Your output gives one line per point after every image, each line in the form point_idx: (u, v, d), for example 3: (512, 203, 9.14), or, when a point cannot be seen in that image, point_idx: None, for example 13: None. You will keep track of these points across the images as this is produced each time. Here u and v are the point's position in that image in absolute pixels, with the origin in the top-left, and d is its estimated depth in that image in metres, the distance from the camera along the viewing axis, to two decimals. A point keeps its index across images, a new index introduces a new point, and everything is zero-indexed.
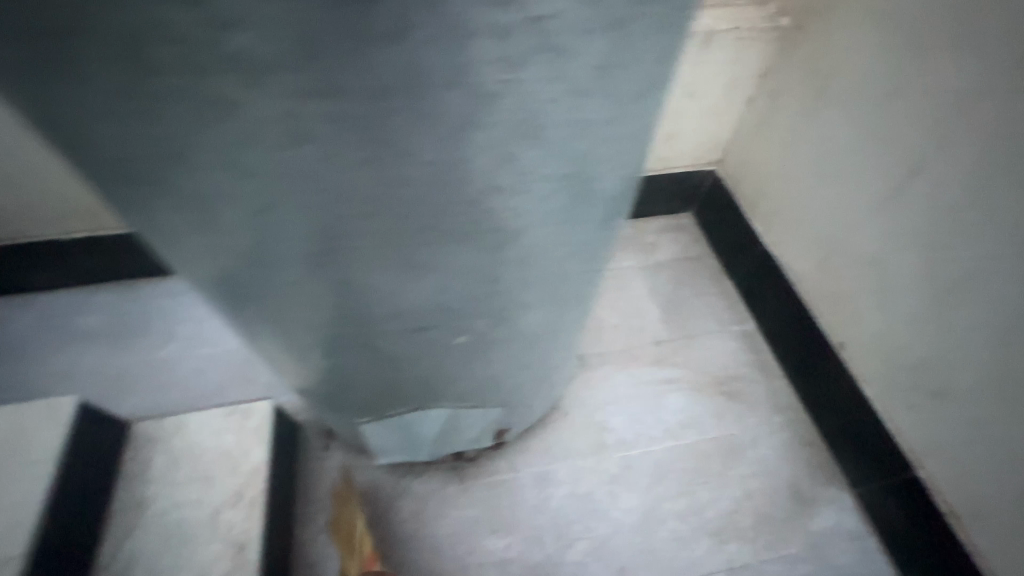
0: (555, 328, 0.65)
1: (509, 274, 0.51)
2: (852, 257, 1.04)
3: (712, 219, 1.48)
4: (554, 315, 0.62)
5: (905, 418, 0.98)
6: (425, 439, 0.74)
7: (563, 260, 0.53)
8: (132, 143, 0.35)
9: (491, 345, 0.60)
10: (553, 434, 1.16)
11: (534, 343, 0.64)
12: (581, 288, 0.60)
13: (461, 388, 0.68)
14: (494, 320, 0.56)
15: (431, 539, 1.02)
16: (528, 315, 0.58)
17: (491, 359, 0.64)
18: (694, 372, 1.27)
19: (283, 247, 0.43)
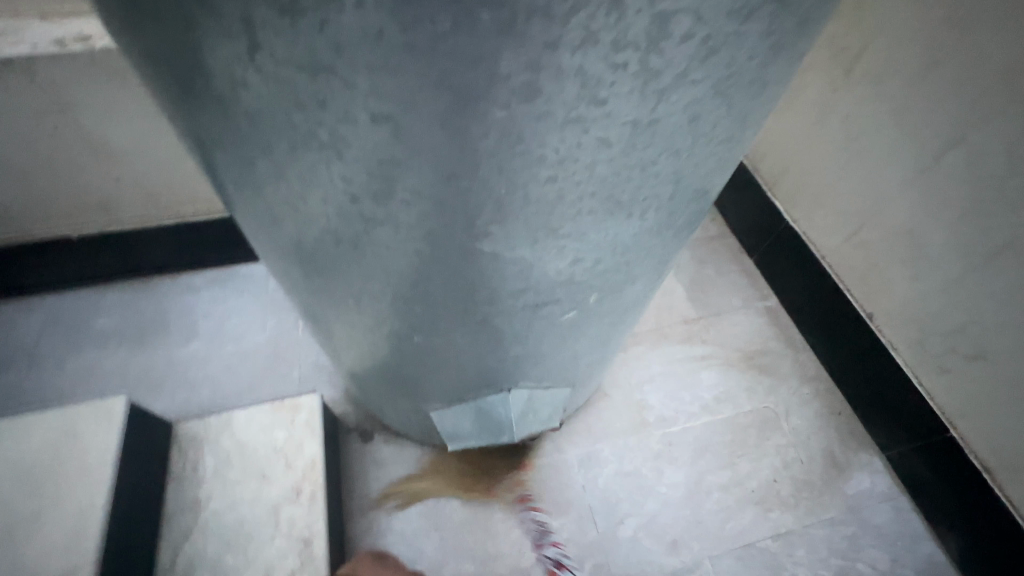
0: (640, 305, 0.65)
1: (634, 250, 0.46)
2: (884, 230, 1.07)
3: (729, 199, 1.51)
4: (648, 290, 0.60)
5: (938, 382, 1.02)
6: (504, 422, 0.73)
7: (679, 232, 0.50)
8: (257, 128, 0.31)
9: (591, 322, 0.57)
10: (594, 415, 1.16)
11: (620, 320, 0.64)
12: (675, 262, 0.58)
13: (543, 369, 0.67)
14: (603, 297, 0.52)
15: (484, 524, 1.02)
16: (631, 292, 0.55)
17: (581, 338, 0.62)
18: (723, 349, 1.29)
19: (402, 240, 0.38)
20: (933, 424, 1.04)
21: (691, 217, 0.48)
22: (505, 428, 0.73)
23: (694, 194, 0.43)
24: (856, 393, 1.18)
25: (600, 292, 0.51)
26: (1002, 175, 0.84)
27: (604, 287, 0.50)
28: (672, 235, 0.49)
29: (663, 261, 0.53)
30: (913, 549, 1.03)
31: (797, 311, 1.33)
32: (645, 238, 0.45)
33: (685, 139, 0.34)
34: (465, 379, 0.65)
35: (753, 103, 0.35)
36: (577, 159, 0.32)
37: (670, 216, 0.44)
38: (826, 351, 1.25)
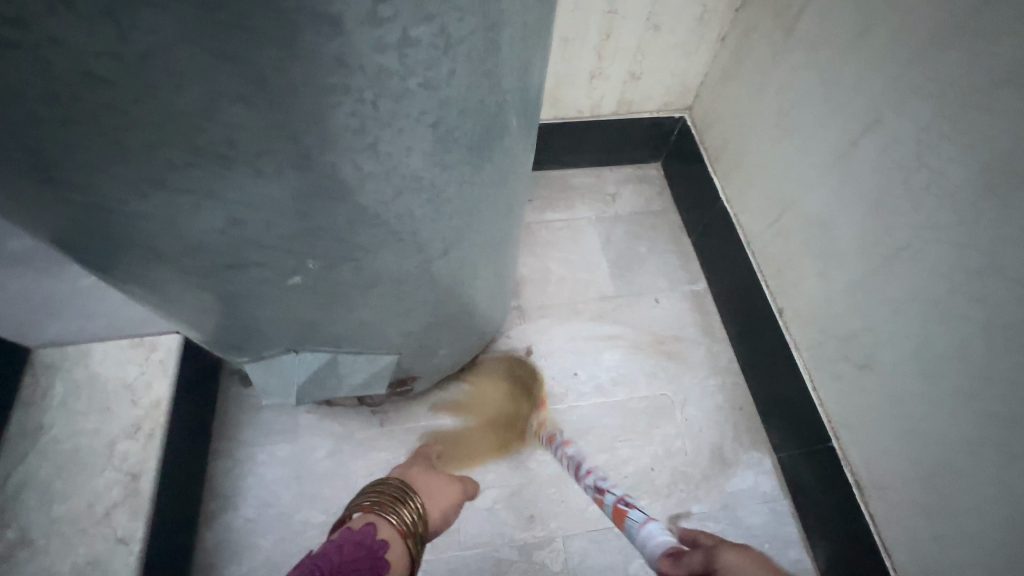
0: (427, 273, 0.60)
1: (323, 216, 0.41)
2: (802, 219, 0.96)
3: (679, 172, 1.40)
4: (417, 260, 0.55)
5: (829, 389, 0.95)
6: (288, 387, 0.68)
7: (400, 201, 0.44)
8: None
9: (342, 288, 0.53)
10: (481, 385, 1.14)
11: (401, 291, 0.60)
12: (443, 233, 0.53)
13: (334, 333, 0.63)
14: (331, 263, 0.48)
15: (346, 478, 1.02)
16: (379, 260, 0.51)
17: (357, 305, 0.58)
18: (634, 330, 1.23)
19: None
20: (818, 433, 0.98)
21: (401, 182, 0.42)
22: (290, 390, 0.69)
23: (368, 155, 0.38)
24: (760, 389, 1.12)
25: (320, 258, 0.47)
26: (910, 167, 0.73)
27: (320, 253, 0.46)
28: (382, 203, 0.43)
29: (398, 227, 0.48)
30: (780, 554, 0.99)
31: (722, 298, 1.25)
32: (323, 203, 0.40)
33: (246, 88, 0.28)
34: (243, 338, 0.62)
35: (355, 46, 0.29)
36: (90, 99, 0.27)
37: (341, 180, 0.38)
38: (741, 342, 1.18)
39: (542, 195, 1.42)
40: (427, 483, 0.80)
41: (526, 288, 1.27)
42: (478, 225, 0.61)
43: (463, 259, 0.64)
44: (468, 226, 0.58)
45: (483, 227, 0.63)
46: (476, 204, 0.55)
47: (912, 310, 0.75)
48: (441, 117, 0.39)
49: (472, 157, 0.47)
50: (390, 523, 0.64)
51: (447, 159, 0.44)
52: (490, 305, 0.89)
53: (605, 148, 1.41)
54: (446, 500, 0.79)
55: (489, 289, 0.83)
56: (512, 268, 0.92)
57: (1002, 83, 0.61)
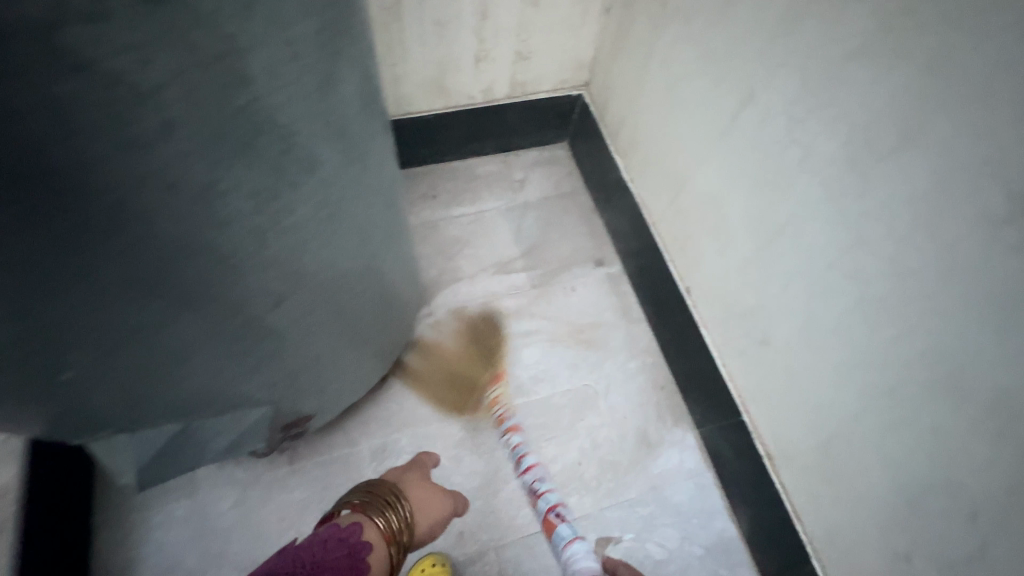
0: (280, 322, 0.58)
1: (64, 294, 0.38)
2: (695, 198, 0.95)
3: (586, 151, 1.36)
4: (236, 318, 0.52)
5: (735, 364, 0.96)
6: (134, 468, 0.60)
7: (171, 263, 0.42)
8: None
9: (148, 362, 0.49)
10: (397, 403, 1.08)
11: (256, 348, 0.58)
12: (255, 285, 0.50)
13: (173, 405, 0.57)
14: (112, 339, 0.45)
15: (256, 527, 0.95)
16: (180, 326, 0.48)
17: (183, 377, 0.54)
18: (553, 322, 1.20)
19: None
20: (730, 405, 0.99)
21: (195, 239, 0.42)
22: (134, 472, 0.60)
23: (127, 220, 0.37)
24: (677, 366, 1.13)
25: (94, 335, 0.44)
26: (782, 143, 0.71)
27: (93, 330, 0.43)
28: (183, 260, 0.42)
29: (215, 283, 0.47)
30: (705, 526, 1.02)
31: (636, 278, 1.24)
32: (110, 272, 0.39)
33: None
34: (57, 429, 0.53)
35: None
36: None
37: (122, 249, 0.38)
38: (657, 321, 1.18)
39: (447, 189, 1.34)
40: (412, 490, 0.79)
41: (437, 293, 1.21)
42: (326, 264, 0.57)
43: (310, 307, 0.60)
44: (311, 268, 0.56)
45: (337, 263, 0.59)
46: (296, 252, 0.52)
47: (795, 287, 0.75)
48: (183, 169, 0.37)
49: (263, 206, 0.44)
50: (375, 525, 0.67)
51: (219, 212, 0.41)
52: (382, 329, 0.82)
53: (507, 133, 1.35)
54: (432, 512, 0.79)
55: (373, 314, 0.76)
56: (405, 285, 0.86)
57: (853, 55, 0.59)
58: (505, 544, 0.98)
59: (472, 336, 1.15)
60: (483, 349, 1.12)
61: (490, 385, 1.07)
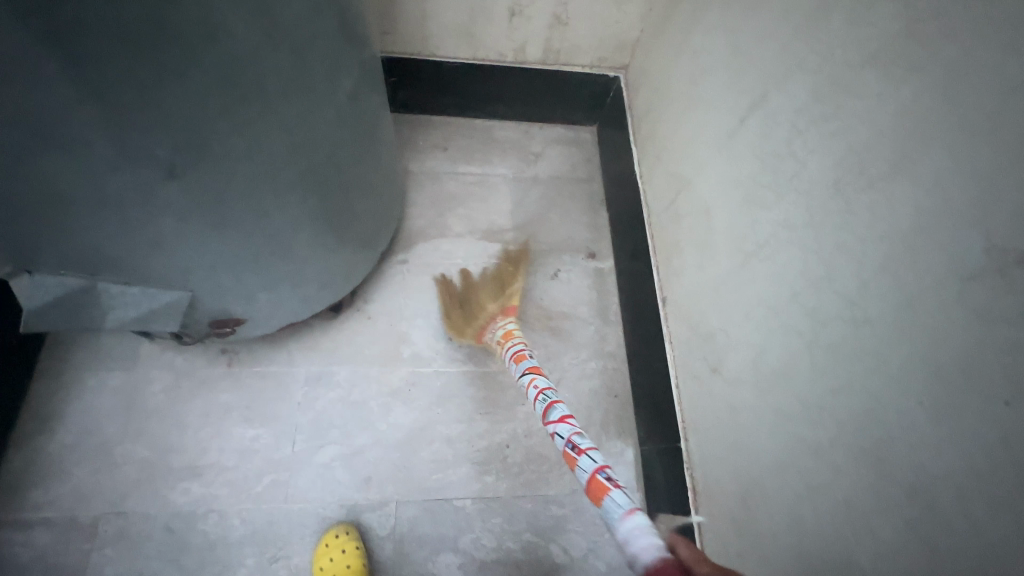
0: (258, 224, 0.66)
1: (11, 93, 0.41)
2: (689, 204, 0.88)
3: (610, 140, 1.29)
4: (182, 182, 0.55)
5: (685, 388, 0.91)
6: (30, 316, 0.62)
7: (111, 91, 0.44)
8: None
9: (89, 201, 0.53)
10: (346, 337, 1.07)
11: (224, 247, 0.66)
12: (205, 152, 0.53)
13: (104, 258, 0.60)
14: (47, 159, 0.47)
15: (178, 415, 0.97)
16: (121, 171, 0.51)
17: (125, 231, 0.57)
18: (525, 301, 1.16)
19: None
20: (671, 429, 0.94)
21: (172, 140, 0.50)
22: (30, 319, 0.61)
23: (121, 107, 0.46)
24: (637, 378, 1.08)
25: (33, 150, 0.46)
26: (779, 154, 0.64)
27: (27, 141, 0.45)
28: (170, 158, 0.52)
29: (195, 181, 0.55)
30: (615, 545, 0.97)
31: (623, 279, 1.18)
32: (119, 107, 0.46)
33: None
34: None
35: None
36: None
37: (115, 132, 0.47)
38: (630, 328, 1.12)
39: (459, 145, 1.31)
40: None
41: (420, 243, 1.19)
42: (284, 179, 0.63)
43: (265, 197, 0.63)
44: (270, 181, 0.62)
45: (296, 178, 0.65)
46: (251, 134, 0.55)
47: (755, 316, 0.69)
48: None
49: (211, 65, 0.47)
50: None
51: (168, 57, 0.45)
52: (327, 251, 0.81)
53: (536, 102, 1.31)
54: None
55: (316, 229, 0.75)
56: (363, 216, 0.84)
57: (868, 62, 0.52)
58: (410, 501, 0.97)
59: (502, 266, 1.15)
60: (497, 279, 1.08)
61: (500, 312, 1.01)
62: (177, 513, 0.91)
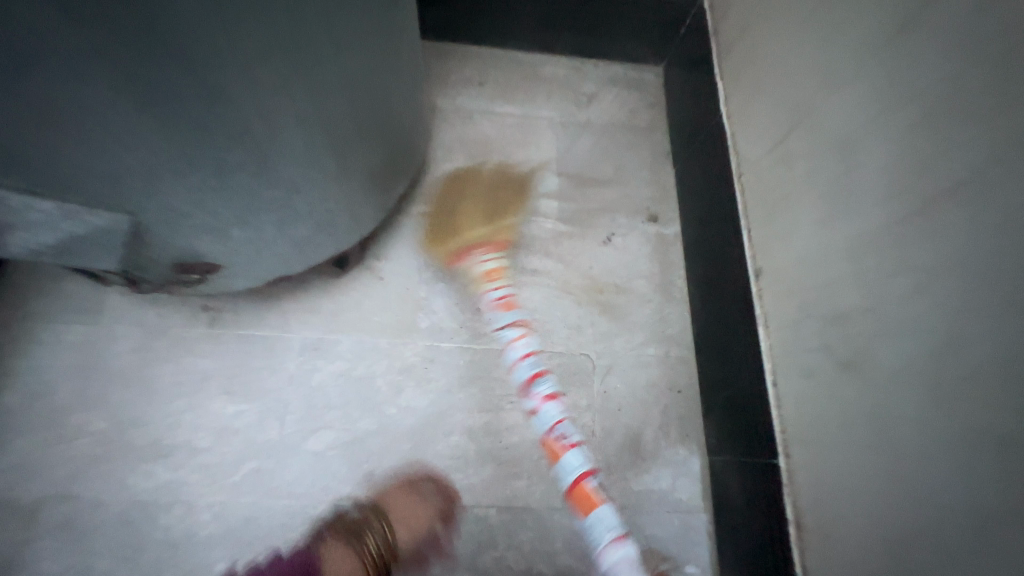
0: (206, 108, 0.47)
1: None
2: (812, 145, 0.69)
3: (680, 79, 1.05)
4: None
5: (795, 383, 0.70)
6: None
7: None
8: None
9: None
10: (351, 300, 0.87)
11: (168, 132, 0.47)
12: None
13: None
14: None
15: (147, 382, 0.80)
16: None
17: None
18: (569, 268, 0.95)
19: None
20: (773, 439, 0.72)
21: None
22: None
23: None
24: (708, 371, 0.86)
25: None
26: (1009, 48, 0.48)
27: None
28: None
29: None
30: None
31: (692, 248, 0.95)
32: None
33: None
34: None
35: None
36: None
37: None
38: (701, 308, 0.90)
39: (498, 78, 1.09)
40: (400, 501, 0.70)
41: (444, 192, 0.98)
42: (246, 29, 0.43)
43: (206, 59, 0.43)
44: (222, 28, 0.42)
45: (269, 36, 0.45)
46: None
47: (939, 288, 0.53)
48: None
49: None
50: (354, 547, 0.63)
51: None
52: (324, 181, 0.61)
53: (593, 27, 1.07)
54: (421, 523, 0.69)
55: (303, 143, 0.56)
56: (373, 140, 0.63)
57: None
58: None
59: (503, 177, 0.97)
60: (492, 205, 0.93)
61: (486, 247, 0.84)
62: (136, 501, 0.74)
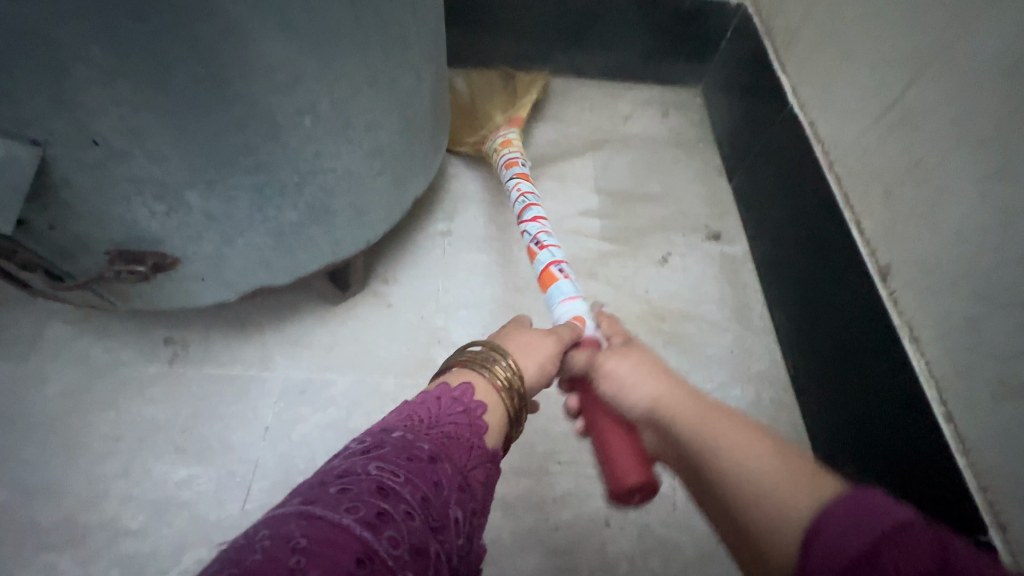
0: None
1: None
2: (938, 97, 0.53)
3: (725, 84, 0.92)
4: None
5: (990, 416, 0.47)
6: None
7: None
8: None
9: None
10: (352, 331, 0.69)
11: None
12: None
13: None
14: None
15: (74, 438, 0.61)
16: None
17: None
18: (622, 293, 0.77)
19: None
20: (969, 508, 0.47)
21: None
22: None
23: None
24: (825, 417, 0.64)
25: None
26: None
27: None
28: None
29: None
30: None
31: (771, 263, 0.77)
32: None
33: None
34: None
35: None
36: None
37: None
38: (799, 335, 0.70)
39: (528, 94, 0.96)
40: (517, 339, 0.44)
41: (464, 207, 0.81)
42: None
43: None
44: None
45: None
46: None
47: None
48: None
49: None
50: (489, 378, 0.38)
51: None
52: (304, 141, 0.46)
53: (633, 45, 0.95)
54: (545, 360, 0.43)
55: (283, 79, 0.42)
56: (379, 94, 0.50)
57: None
58: None
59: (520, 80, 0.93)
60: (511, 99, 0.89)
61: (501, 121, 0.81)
62: None
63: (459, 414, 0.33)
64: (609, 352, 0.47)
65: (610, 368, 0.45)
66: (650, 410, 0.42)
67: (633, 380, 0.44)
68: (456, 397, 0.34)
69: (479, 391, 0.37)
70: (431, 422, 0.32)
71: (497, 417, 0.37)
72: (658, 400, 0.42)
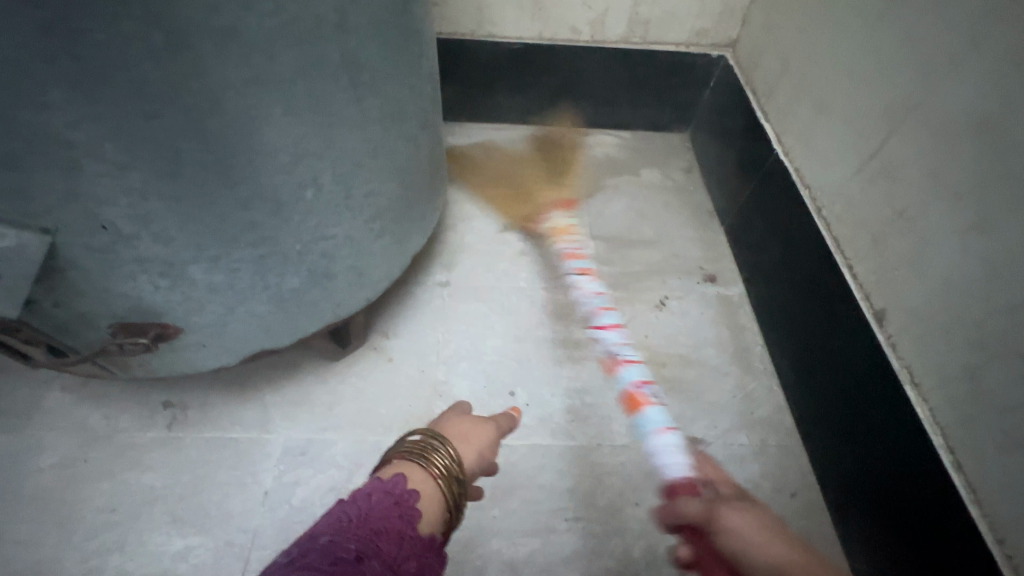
0: (118, 93, 0.35)
1: None
2: (915, 149, 0.55)
3: (712, 131, 0.95)
4: None
5: (998, 466, 0.47)
6: None
7: None
8: None
9: None
10: (353, 388, 0.69)
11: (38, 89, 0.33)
12: None
13: None
14: None
15: (68, 510, 0.59)
16: None
17: None
18: (623, 340, 0.77)
19: None
20: (987, 563, 0.46)
21: None
22: None
23: None
24: (833, 464, 0.63)
25: None
26: None
27: None
28: None
29: None
30: None
31: (768, 306, 0.77)
32: None
33: None
34: None
35: None
36: None
37: None
38: (800, 379, 0.69)
39: (521, 146, 0.99)
40: (460, 422, 0.44)
41: (462, 258, 0.82)
42: None
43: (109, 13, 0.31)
44: None
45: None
46: None
47: None
48: None
49: None
50: (426, 466, 0.38)
51: None
52: (305, 212, 0.47)
53: (618, 98, 0.99)
54: (485, 443, 0.43)
55: (287, 158, 0.43)
56: (379, 163, 0.51)
57: None
58: None
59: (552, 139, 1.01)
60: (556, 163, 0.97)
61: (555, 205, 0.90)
62: None
63: (391, 507, 0.34)
64: (720, 503, 0.41)
65: (725, 520, 0.40)
66: (773, 575, 0.37)
67: (750, 536, 0.38)
68: (389, 488, 0.35)
69: (413, 481, 0.37)
70: (362, 519, 0.33)
71: (433, 506, 0.37)
72: (794, 566, 0.37)
